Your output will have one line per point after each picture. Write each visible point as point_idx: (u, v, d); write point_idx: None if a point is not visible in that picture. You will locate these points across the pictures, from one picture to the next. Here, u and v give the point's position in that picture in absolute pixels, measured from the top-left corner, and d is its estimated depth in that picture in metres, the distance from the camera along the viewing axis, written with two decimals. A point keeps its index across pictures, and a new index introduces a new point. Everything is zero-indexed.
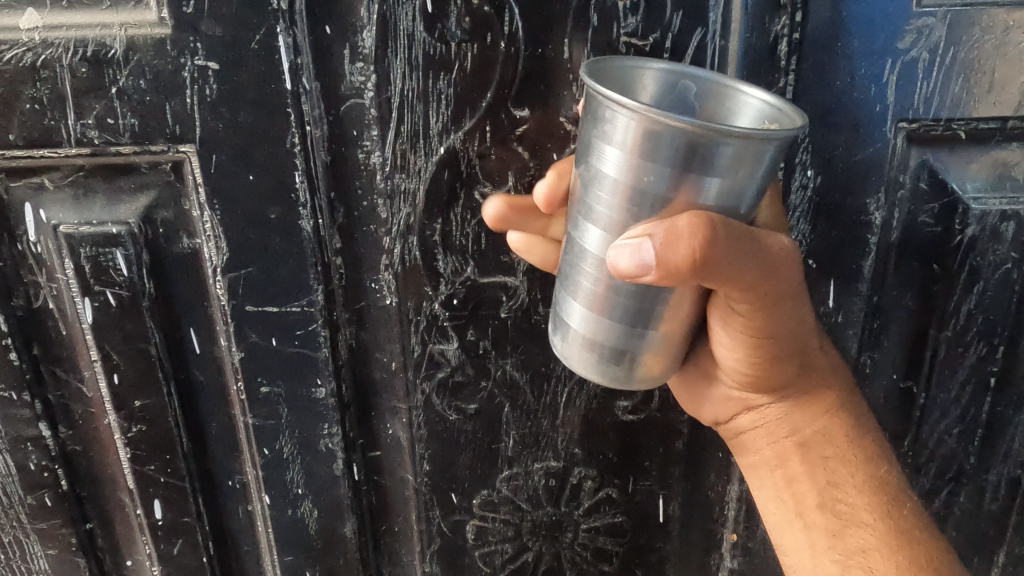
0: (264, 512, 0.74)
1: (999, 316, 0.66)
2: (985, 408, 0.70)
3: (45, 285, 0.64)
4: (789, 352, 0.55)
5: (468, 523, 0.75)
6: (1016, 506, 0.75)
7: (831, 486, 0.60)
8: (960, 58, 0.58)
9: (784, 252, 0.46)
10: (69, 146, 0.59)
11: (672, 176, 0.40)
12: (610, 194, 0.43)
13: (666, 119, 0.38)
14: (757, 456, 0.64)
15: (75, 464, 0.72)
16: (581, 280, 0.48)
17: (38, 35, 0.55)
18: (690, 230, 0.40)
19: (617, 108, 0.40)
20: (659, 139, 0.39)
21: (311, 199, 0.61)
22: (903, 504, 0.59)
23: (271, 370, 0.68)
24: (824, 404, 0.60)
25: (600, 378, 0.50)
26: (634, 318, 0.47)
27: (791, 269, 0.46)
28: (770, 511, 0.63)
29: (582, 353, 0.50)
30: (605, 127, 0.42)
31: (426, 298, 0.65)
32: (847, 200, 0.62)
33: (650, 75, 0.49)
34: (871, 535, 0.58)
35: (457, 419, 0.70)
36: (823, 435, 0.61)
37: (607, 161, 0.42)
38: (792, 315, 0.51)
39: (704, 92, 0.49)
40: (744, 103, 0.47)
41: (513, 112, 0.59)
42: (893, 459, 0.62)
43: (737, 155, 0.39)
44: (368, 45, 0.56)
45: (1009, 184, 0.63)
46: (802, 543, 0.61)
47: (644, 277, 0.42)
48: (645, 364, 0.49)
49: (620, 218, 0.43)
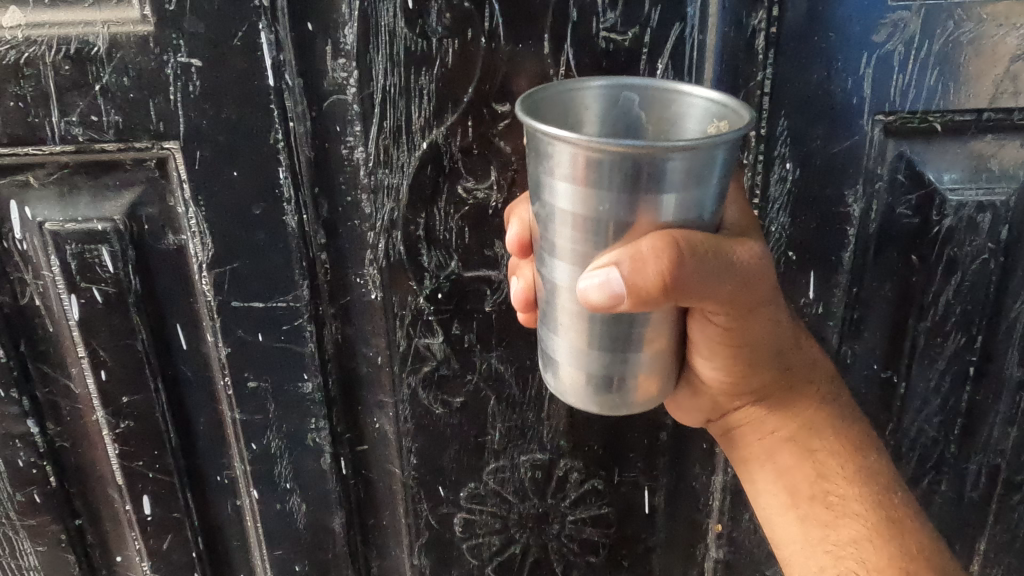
0: (252, 507, 0.75)
1: (978, 306, 0.67)
2: (965, 397, 0.71)
3: (31, 282, 0.65)
4: (763, 355, 0.57)
5: (456, 516, 0.76)
6: (996, 493, 0.76)
7: (821, 478, 0.61)
8: (935, 51, 0.58)
9: (751, 256, 0.47)
10: (54, 143, 0.59)
11: (626, 199, 0.40)
12: (569, 226, 0.43)
13: (605, 147, 0.38)
14: (745, 451, 0.64)
15: (63, 461, 0.72)
16: (558, 314, 0.48)
17: (21, 33, 0.56)
18: (654, 254, 0.42)
19: (556, 143, 0.40)
20: (606, 166, 0.39)
21: (295, 194, 0.62)
22: (895, 494, 0.59)
23: (257, 364, 0.68)
24: (805, 400, 0.62)
25: (598, 409, 0.51)
26: (616, 345, 0.47)
27: (760, 274, 0.48)
28: (764, 505, 0.63)
29: (574, 386, 0.50)
30: (550, 163, 0.42)
31: (411, 293, 0.66)
32: (826, 192, 0.63)
33: (591, 93, 0.50)
34: (862, 525, 0.58)
35: (443, 412, 0.71)
36: (809, 428, 0.62)
37: (559, 195, 0.42)
38: (764, 317, 0.53)
39: (647, 100, 0.50)
40: (690, 105, 0.48)
41: (494, 107, 0.60)
42: (883, 449, 0.62)
43: (686, 165, 0.39)
44: (350, 41, 0.57)
45: (985, 175, 0.63)
46: (795, 535, 0.60)
47: (619, 306, 0.43)
48: (639, 387, 0.50)
49: (584, 247, 0.43)
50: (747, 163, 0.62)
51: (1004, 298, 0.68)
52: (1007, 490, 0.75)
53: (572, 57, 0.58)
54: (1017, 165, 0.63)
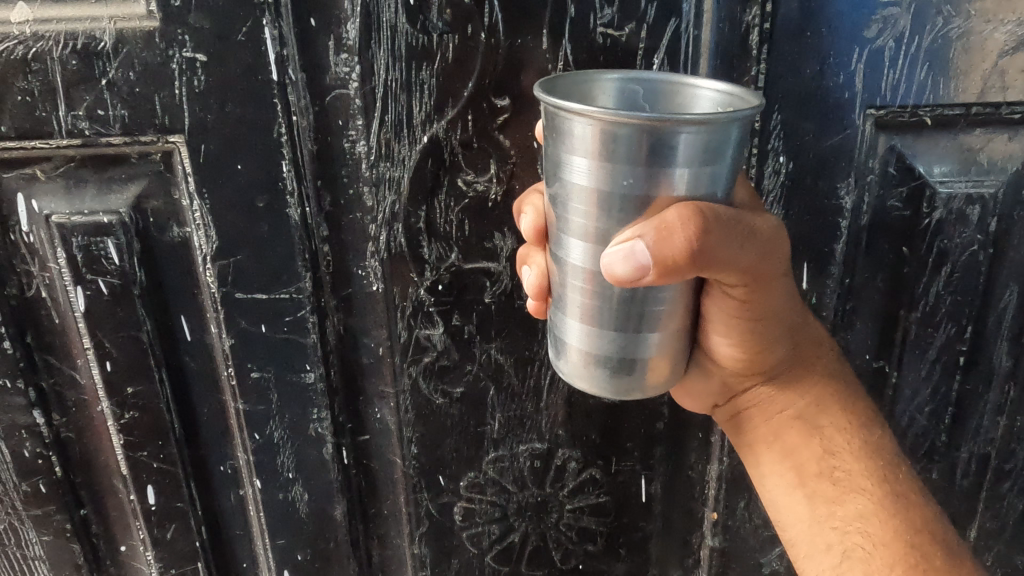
0: (255, 496, 0.76)
1: (967, 296, 0.69)
2: (955, 386, 0.73)
3: (37, 274, 0.66)
4: (775, 331, 0.58)
5: (456, 505, 0.77)
6: (986, 481, 0.77)
7: (827, 454, 0.61)
8: (924, 46, 0.60)
9: (769, 228, 0.48)
10: (60, 137, 0.60)
11: (644, 173, 0.41)
12: (587, 203, 0.44)
13: (625, 119, 0.39)
14: (753, 434, 0.66)
15: (69, 451, 0.73)
16: (574, 295, 0.49)
17: (29, 29, 0.57)
18: (681, 222, 0.42)
19: (576, 117, 0.41)
20: (624, 139, 0.40)
21: (298, 187, 0.63)
22: (899, 469, 0.60)
23: (260, 355, 0.69)
24: (815, 377, 0.63)
25: (611, 392, 0.51)
26: (631, 324, 0.48)
27: (777, 245, 0.49)
28: (770, 487, 0.64)
29: (586, 368, 0.51)
30: (569, 140, 0.43)
31: (412, 284, 0.67)
32: (818, 184, 0.64)
33: (604, 86, 0.51)
34: (868, 500, 0.58)
35: (443, 402, 0.72)
36: (817, 405, 0.63)
37: (578, 172, 0.43)
38: (779, 290, 0.54)
39: (655, 92, 0.51)
40: (694, 95, 0.49)
41: (494, 101, 0.61)
42: (885, 424, 0.63)
43: (701, 140, 0.40)
44: (352, 36, 0.58)
45: (974, 168, 0.65)
46: (802, 514, 0.61)
47: (644, 279, 0.44)
48: (652, 368, 0.51)
49: (602, 224, 0.44)
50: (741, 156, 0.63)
51: (994, 289, 0.69)
52: (996, 478, 0.77)
53: (570, 52, 0.59)
54: (1004, 158, 0.65)
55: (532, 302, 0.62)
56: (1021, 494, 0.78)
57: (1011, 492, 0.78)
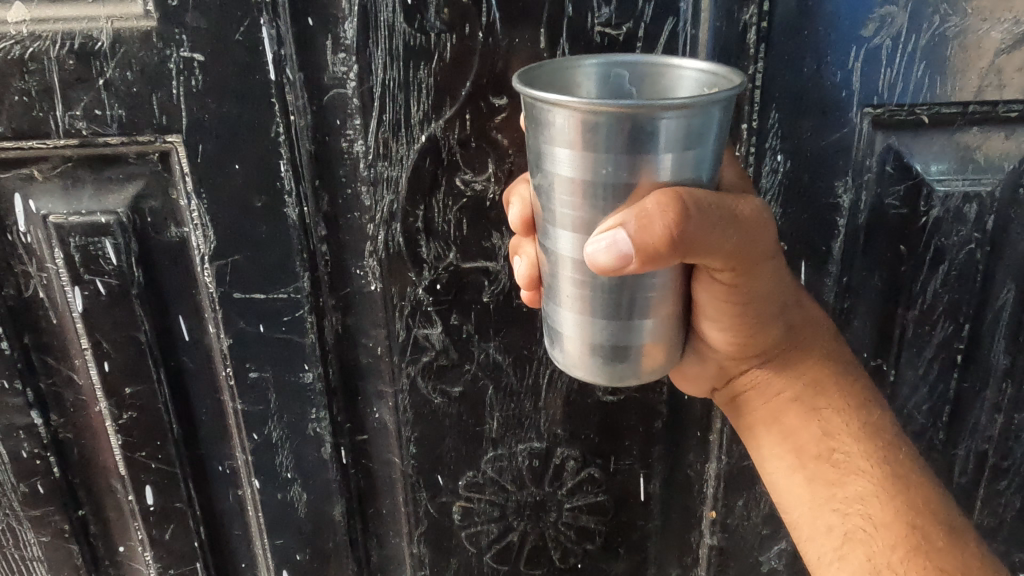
0: (253, 496, 0.76)
1: (964, 294, 0.69)
2: (952, 384, 0.73)
3: (35, 274, 0.66)
4: (768, 314, 0.59)
5: (454, 504, 0.77)
6: (984, 478, 0.77)
7: (826, 436, 0.61)
8: (921, 44, 0.60)
9: (751, 211, 0.48)
10: (57, 137, 0.60)
11: (626, 160, 0.41)
12: (570, 193, 0.44)
13: (603, 107, 0.39)
14: (751, 417, 0.66)
15: (67, 451, 0.73)
16: (563, 286, 0.49)
17: (26, 28, 0.57)
18: (660, 210, 0.42)
19: (555, 108, 0.41)
20: (604, 128, 0.40)
21: (296, 186, 0.63)
22: (898, 449, 0.60)
23: (258, 355, 0.69)
24: (812, 360, 0.63)
25: (606, 380, 0.51)
26: (622, 311, 0.48)
27: (761, 226, 0.49)
28: (770, 470, 0.64)
29: (580, 358, 0.51)
30: (550, 131, 0.43)
31: (410, 284, 0.67)
32: (816, 183, 0.65)
33: (585, 71, 0.51)
34: (869, 482, 0.58)
35: (442, 402, 0.72)
36: (813, 387, 0.63)
37: (560, 163, 0.44)
38: (767, 272, 0.54)
39: (637, 76, 0.51)
40: (680, 77, 0.49)
41: (492, 100, 0.61)
42: (885, 407, 0.63)
43: (681, 125, 0.41)
44: (350, 36, 0.58)
45: (972, 166, 0.65)
46: (802, 497, 0.61)
47: (626, 268, 0.44)
48: (645, 355, 0.51)
49: (586, 213, 0.44)
50: (740, 155, 0.63)
51: (991, 288, 0.69)
52: (994, 475, 0.77)
53: (567, 51, 0.59)
54: (1001, 156, 0.65)
55: (525, 291, 0.63)
56: (1019, 491, 0.78)
57: (1009, 490, 0.78)
